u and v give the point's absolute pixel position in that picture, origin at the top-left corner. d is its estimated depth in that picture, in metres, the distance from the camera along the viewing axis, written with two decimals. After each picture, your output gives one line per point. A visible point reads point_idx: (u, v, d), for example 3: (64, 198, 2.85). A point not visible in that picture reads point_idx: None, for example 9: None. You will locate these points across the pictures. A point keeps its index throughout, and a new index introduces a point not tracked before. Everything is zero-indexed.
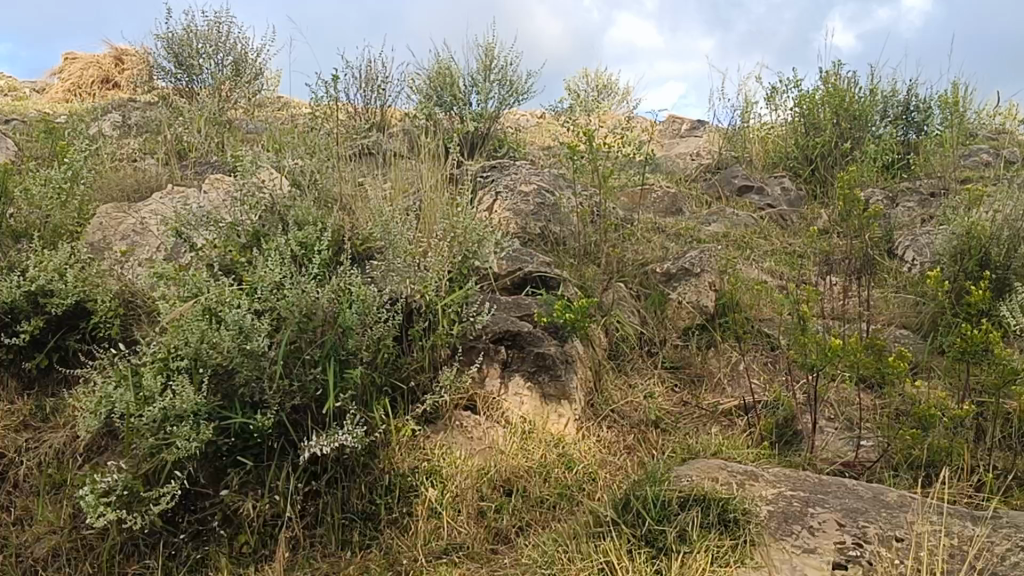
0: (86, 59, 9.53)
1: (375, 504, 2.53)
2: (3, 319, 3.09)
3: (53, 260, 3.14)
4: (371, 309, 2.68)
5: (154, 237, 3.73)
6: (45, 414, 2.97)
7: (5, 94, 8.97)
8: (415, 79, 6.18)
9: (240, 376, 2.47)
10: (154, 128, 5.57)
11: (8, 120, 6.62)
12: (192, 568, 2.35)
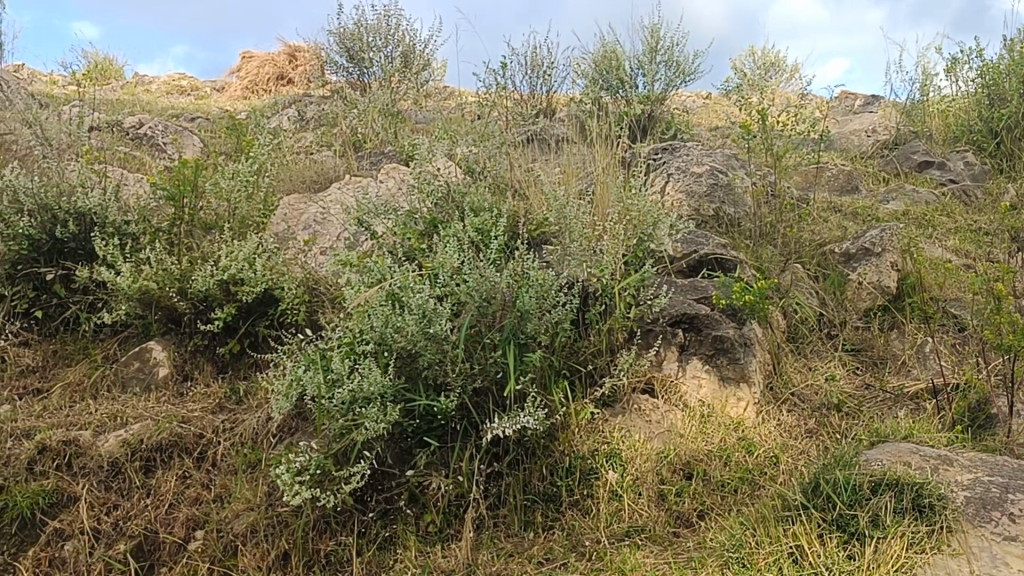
0: (262, 57, 9.88)
1: (557, 486, 2.56)
2: (199, 307, 3.27)
3: (243, 249, 3.29)
4: (549, 293, 2.70)
5: (334, 225, 3.85)
6: (239, 397, 3.11)
7: (187, 94, 9.39)
8: (581, 64, 6.18)
9: (424, 359, 2.53)
10: (330, 120, 5.74)
11: (193, 118, 6.93)
12: (382, 545, 2.43)
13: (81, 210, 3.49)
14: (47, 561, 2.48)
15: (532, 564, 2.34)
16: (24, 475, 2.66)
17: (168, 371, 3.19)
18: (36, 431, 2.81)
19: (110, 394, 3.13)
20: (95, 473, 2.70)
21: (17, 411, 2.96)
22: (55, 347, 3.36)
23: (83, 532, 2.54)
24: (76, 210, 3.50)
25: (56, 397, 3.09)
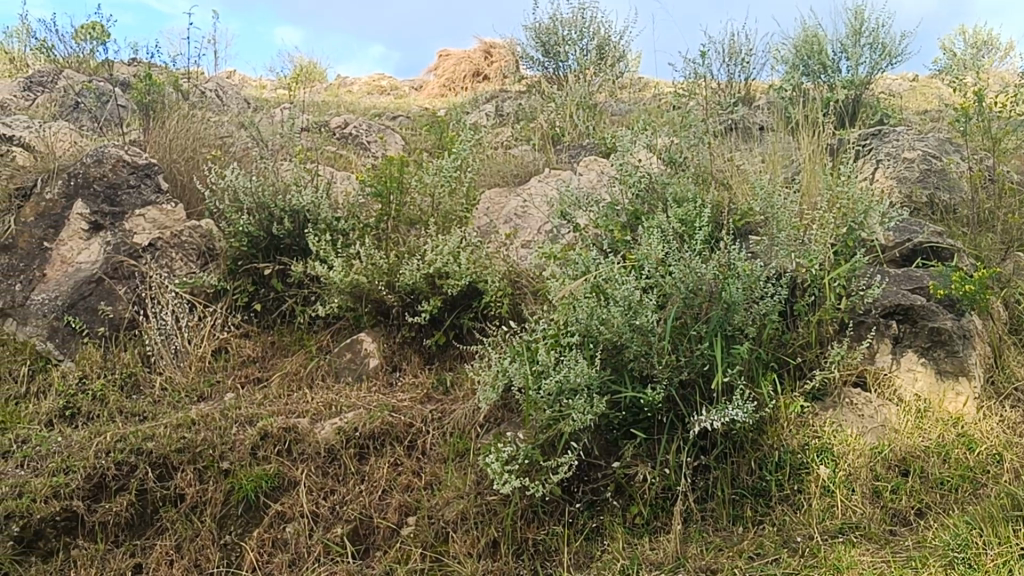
0: (459, 55, 10.05)
1: (766, 480, 2.50)
2: (406, 300, 3.37)
3: (448, 244, 3.37)
4: (757, 284, 2.64)
5: (535, 219, 3.89)
6: (446, 388, 3.16)
7: (388, 94, 9.68)
8: (781, 50, 6.04)
9: (630, 351, 2.53)
10: (529, 114, 5.80)
11: (395, 116, 7.12)
12: (589, 536, 2.45)
13: (296, 208, 3.65)
14: (271, 542, 2.61)
15: (743, 558, 2.29)
16: (248, 460, 2.79)
17: (378, 361, 3.29)
18: (258, 418, 2.94)
19: (324, 383, 3.26)
20: (313, 459, 2.82)
21: (241, 399, 3.12)
22: (274, 338, 3.52)
23: (304, 515, 2.66)
24: (291, 208, 3.65)
25: (275, 386, 3.24)
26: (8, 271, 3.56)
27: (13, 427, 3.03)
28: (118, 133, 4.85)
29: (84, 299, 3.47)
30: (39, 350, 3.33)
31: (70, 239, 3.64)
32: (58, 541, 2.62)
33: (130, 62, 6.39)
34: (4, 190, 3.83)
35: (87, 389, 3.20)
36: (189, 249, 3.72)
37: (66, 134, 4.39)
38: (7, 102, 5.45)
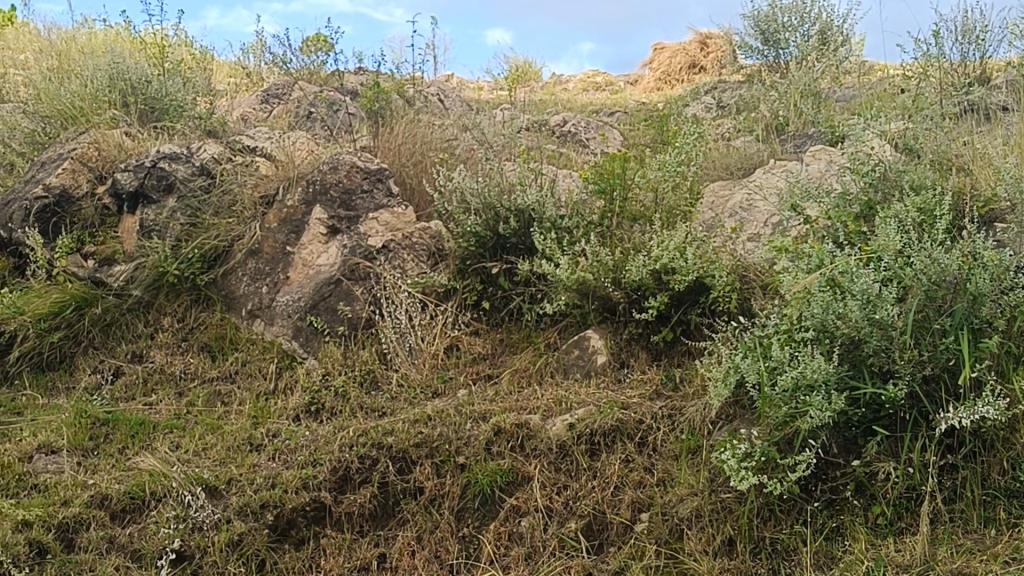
0: (674, 47, 9.97)
1: (1020, 481, 2.36)
2: (633, 296, 3.37)
3: (674, 239, 3.35)
4: (1006, 275, 2.54)
5: (761, 211, 3.83)
6: (675, 384, 3.13)
7: (603, 90, 9.69)
8: (1019, 25, 5.72)
9: (869, 346, 2.47)
10: (750, 105, 5.70)
11: (613, 112, 7.14)
12: (829, 535, 2.39)
13: (521, 207, 3.71)
14: (507, 535, 2.68)
15: (997, 563, 2.19)
16: (483, 455, 2.86)
17: (606, 358, 3.30)
18: (491, 414, 3.01)
19: (553, 379, 3.30)
20: (545, 454, 2.86)
21: (473, 395, 3.21)
22: (502, 336, 3.58)
23: (538, 510, 2.71)
24: (516, 207, 3.71)
25: (506, 382, 3.31)
26: (257, 274, 3.80)
27: (265, 422, 3.24)
28: (350, 140, 5.04)
29: (325, 300, 3.64)
30: (285, 349, 3.56)
31: (310, 243, 3.84)
32: (308, 530, 2.76)
33: (357, 71, 6.64)
34: (249, 199, 4.07)
35: (330, 385, 3.36)
36: (420, 250, 3.83)
37: (303, 142, 4.59)
38: (247, 115, 5.77)
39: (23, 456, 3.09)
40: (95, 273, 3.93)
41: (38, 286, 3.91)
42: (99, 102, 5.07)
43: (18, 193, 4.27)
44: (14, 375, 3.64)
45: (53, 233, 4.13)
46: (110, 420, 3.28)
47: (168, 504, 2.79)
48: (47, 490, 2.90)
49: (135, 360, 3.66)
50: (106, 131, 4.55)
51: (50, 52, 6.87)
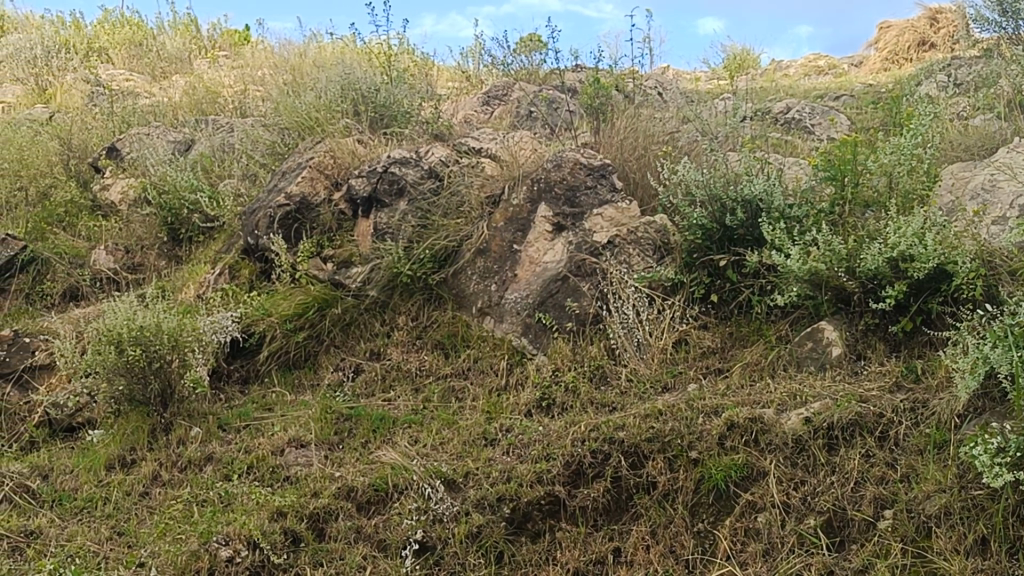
0: (902, 24, 9.54)
1: None
2: (868, 285, 3.26)
3: (911, 225, 3.21)
4: None
5: (1006, 193, 3.63)
6: (917, 376, 3.00)
7: (825, 74, 9.39)
8: None
9: None
10: (990, 81, 5.40)
11: (839, 96, 6.90)
12: None
13: (748, 197, 3.63)
14: (743, 531, 2.64)
15: None
16: (717, 450, 2.82)
17: (841, 350, 3.19)
18: (724, 408, 2.97)
19: (786, 372, 3.23)
20: (781, 449, 2.79)
21: (704, 390, 3.17)
22: (732, 329, 3.52)
23: (775, 506, 2.66)
24: (743, 198, 3.64)
25: (737, 376, 3.26)
26: (486, 273, 3.88)
27: (499, 417, 3.31)
28: (571, 137, 5.08)
29: (552, 296, 3.69)
30: (515, 345, 3.63)
31: (537, 240, 3.89)
32: (544, 523, 2.80)
33: (574, 68, 6.67)
34: (476, 199, 4.16)
35: (560, 380, 3.40)
36: (645, 244, 3.81)
37: (526, 140, 4.65)
38: (470, 116, 5.90)
39: (275, 449, 3.27)
40: (334, 275, 4.10)
41: (283, 289, 4.11)
42: (333, 112, 5.30)
43: (262, 202, 4.52)
44: (263, 373, 3.84)
45: (294, 238, 4.34)
46: (353, 416, 3.43)
47: (410, 497, 2.89)
48: (298, 482, 3.06)
49: (374, 358, 3.81)
50: (340, 140, 4.75)
51: (284, 68, 7.23)
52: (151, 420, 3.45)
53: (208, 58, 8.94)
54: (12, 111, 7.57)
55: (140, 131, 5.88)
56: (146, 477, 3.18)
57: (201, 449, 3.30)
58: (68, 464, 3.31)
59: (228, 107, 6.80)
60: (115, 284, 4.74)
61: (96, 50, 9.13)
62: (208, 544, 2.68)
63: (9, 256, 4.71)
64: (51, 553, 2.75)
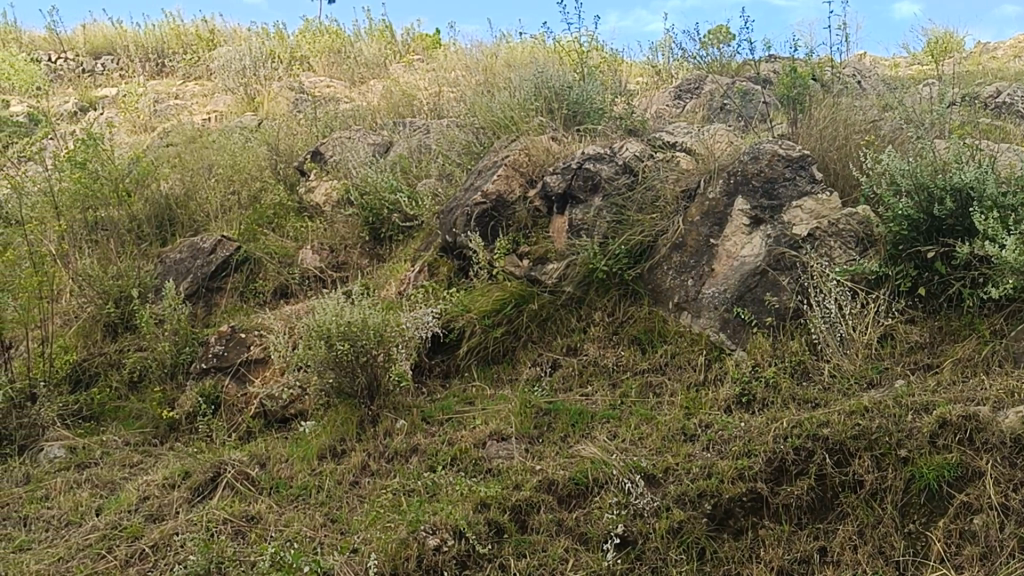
0: None
1: None
2: None
3: None
4: None
5: None
6: None
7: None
8: None
9: None
10: None
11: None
12: None
13: (958, 186, 3.48)
14: (959, 533, 2.54)
15: None
16: (928, 448, 2.72)
17: None
18: (935, 406, 2.86)
19: (1002, 369, 3.08)
20: (998, 449, 2.66)
21: (913, 386, 3.06)
22: (941, 324, 3.39)
23: (992, 507, 2.54)
24: (952, 187, 3.49)
25: (948, 372, 3.13)
26: (682, 268, 3.86)
27: (697, 412, 3.28)
28: (767, 130, 4.99)
29: (751, 291, 3.63)
30: (713, 341, 3.60)
31: (734, 234, 3.83)
32: (746, 520, 2.76)
33: (769, 58, 6.55)
34: (672, 194, 4.13)
35: (760, 376, 3.35)
36: (847, 237, 3.70)
37: (722, 133, 4.59)
38: (662, 111, 5.87)
39: (477, 442, 3.34)
40: (530, 271, 4.15)
41: (481, 285, 4.20)
42: (527, 111, 5.37)
43: (459, 201, 4.62)
44: (463, 368, 3.94)
45: (492, 235, 4.41)
46: (552, 410, 3.47)
47: (610, 491, 2.91)
48: (500, 474, 3.11)
49: (571, 353, 3.84)
50: (534, 138, 4.81)
51: (477, 69, 7.36)
52: (359, 412, 3.58)
53: (404, 62, 9.20)
54: (225, 119, 7.99)
55: (342, 135, 6.10)
56: (355, 467, 3.30)
57: (406, 441, 3.41)
58: (284, 453, 3.47)
59: (424, 109, 6.98)
60: (321, 282, 4.93)
61: (300, 58, 9.53)
62: (416, 533, 2.76)
63: (225, 256, 4.96)
64: (271, 537, 2.89)
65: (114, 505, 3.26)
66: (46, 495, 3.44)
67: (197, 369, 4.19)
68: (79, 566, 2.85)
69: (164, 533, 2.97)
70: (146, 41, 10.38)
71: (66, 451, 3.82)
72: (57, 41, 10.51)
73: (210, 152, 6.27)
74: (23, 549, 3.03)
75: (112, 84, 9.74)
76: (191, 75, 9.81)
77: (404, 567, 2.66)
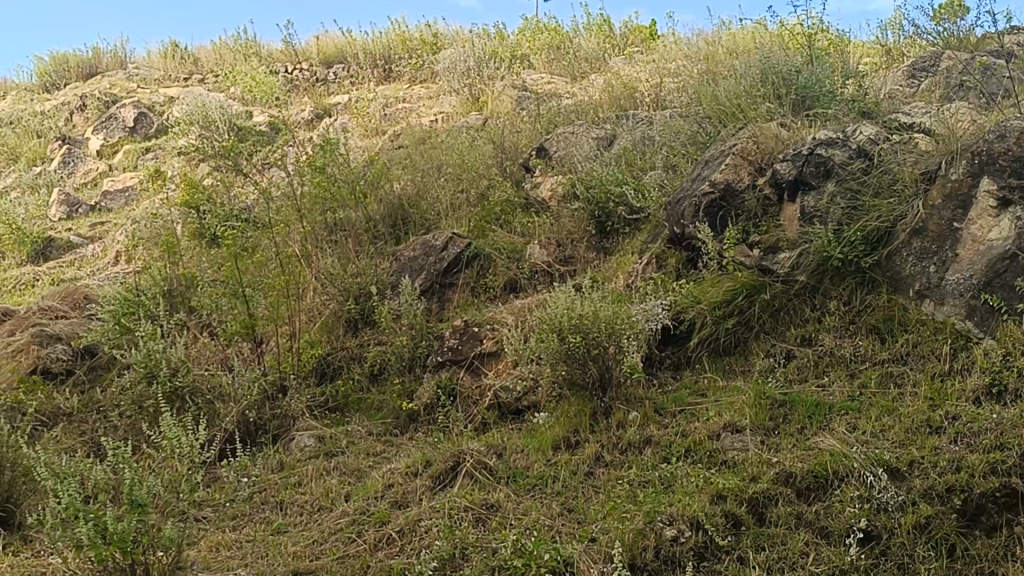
0: None
1: None
2: None
3: None
4: None
5: None
6: None
7: None
8: None
9: None
10: None
11: None
12: None
13: None
14: None
15: None
16: None
17: None
18: None
19: None
20: None
21: None
22: None
23: None
24: None
25: None
26: (923, 254, 3.71)
27: (943, 404, 3.14)
28: (1013, 106, 4.71)
29: (1000, 276, 3.46)
30: (958, 329, 3.45)
31: (979, 217, 3.63)
32: (1001, 516, 2.64)
33: (1012, 30, 6.18)
34: (910, 176, 3.96)
35: (1012, 365, 3.17)
36: None
37: (964, 110, 4.35)
38: (896, 91, 5.64)
39: (711, 434, 3.32)
40: (761, 261, 4.07)
41: (710, 276, 4.16)
42: (754, 99, 5.29)
43: (686, 192, 4.58)
44: (694, 360, 3.91)
45: (720, 226, 4.35)
46: (788, 402, 3.40)
47: (852, 485, 2.83)
48: (736, 466, 3.08)
49: (805, 344, 3.75)
50: (763, 125, 4.70)
51: (698, 58, 7.28)
52: (592, 404, 3.62)
53: (624, 55, 9.20)
54: (451, 120, 8.20)
55: (566, 130, 6.16)
56: (590, 457, 3.34)
57: (639, 433, 3.42)
58: (519, 444, 3.54)
59: (646, 101, 6.96)
60: (550, 276, 4.99)
61: (520, 56, 9.68)
62: (654, 524, 2.77)
63: (457, 252, 5.10)
64: (511, 525, 2.96)
65: (362, 491, 3.42)
66: (299, 482, 3.64)
67: (434, 362, 4.34)
68: (333, 549, 3.00)
69: (410, 519, 3.10)
70: (373, 48, 10.79)
71: (315, 440, 4.03)
72: (293, 53, 11.07)
73: (438, 151, 6.46)
74: (281, 532, 3.22)
75: (344, 91, 10.17)
76: (416, 78, 10.13)
77: (642, 557, 2.67)
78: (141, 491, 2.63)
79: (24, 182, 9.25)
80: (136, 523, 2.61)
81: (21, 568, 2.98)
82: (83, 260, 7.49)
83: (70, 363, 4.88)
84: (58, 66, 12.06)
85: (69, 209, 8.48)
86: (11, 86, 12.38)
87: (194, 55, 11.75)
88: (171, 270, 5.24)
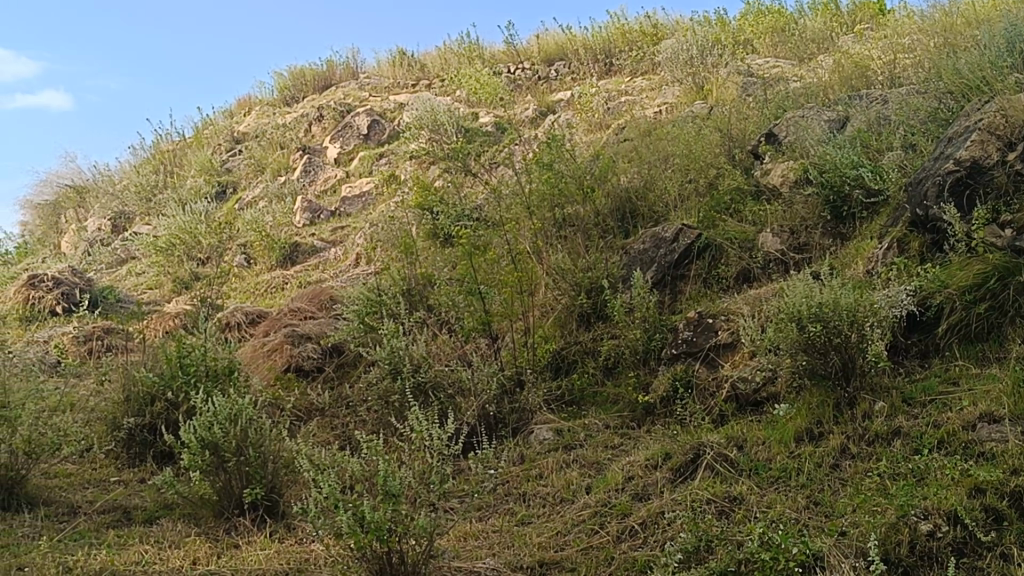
0: None
1: None
2: None
3: None
4: None
5: None
6: None
7: None
8: None
9: None
10: None
11: None
12: None
13: None
14: None
15: None
16: None
17: None
18: None
19: None
20: None
21: None
22: None
23: None
24: None
25: None
26: None
27: None
28: None
29: None
30: None
31: None
32: None
33: None
34: None
35: None
36: None
37: None
38: None
39: (966, 424, 3.16)
40: (1014, 241, 3.83)
41: (957, 258, 3.94)
42: (1001, 70, 5.03)
43: (929, 171, 4.37)
44: (944, 348, 3.74)
45: (968, 206, 4.14)
46: None
47: None
48: (994, 458, 2.92)
49: None
50: (1012, 97, 4.43)
51: (935, 30, 6.92)
52: (835, 394, 3.52)
53: (853, 33, 8.87)
54: (675, 110, 8.12)
55: (796, 114, 5.99)
56: (835, 449, 3.25)
57: (887, 423, 3.30)
58: (760, 435, 3.48)
59: (880, 79, 6.69)
60: (784, 265, 4.87)
61: (743, 42, 9.48)
62: (908, 517, 2.68)
63: (687, 243, 5.07)
64: (755, 518, 2.93)
65: (602, 483, 3.45)
66: (540, 474, 3.71)
67: (668, 355, 4.32)
68: (577, 540, 3.05)
69: (652, 511, 3.11)
70: (593, 44, 10.81)
71: (553, 433, 4.09)
72: (515, 53, 11.25)
73: (664, 141, 6.42)
74: (525, 523, 3.29)
75: (566, 87, 10.25)
76: (637, 70, 10.11)
77: (897, 552, 2.58)
78: (394, 482, 2.75)
79: (271, 192, 9.81)
80: (391, 512, 2.73)
81: (287, 554, 3.17)
82: (327, 263, 7.86)
83: (320, 360, 5.13)
84: (296, 80, 12.71)
85: (312, 215, 8.92)
86: (255, 102, 13.11)
87: (422, 62, 12.12)
88: (409, 270, 5.43)
